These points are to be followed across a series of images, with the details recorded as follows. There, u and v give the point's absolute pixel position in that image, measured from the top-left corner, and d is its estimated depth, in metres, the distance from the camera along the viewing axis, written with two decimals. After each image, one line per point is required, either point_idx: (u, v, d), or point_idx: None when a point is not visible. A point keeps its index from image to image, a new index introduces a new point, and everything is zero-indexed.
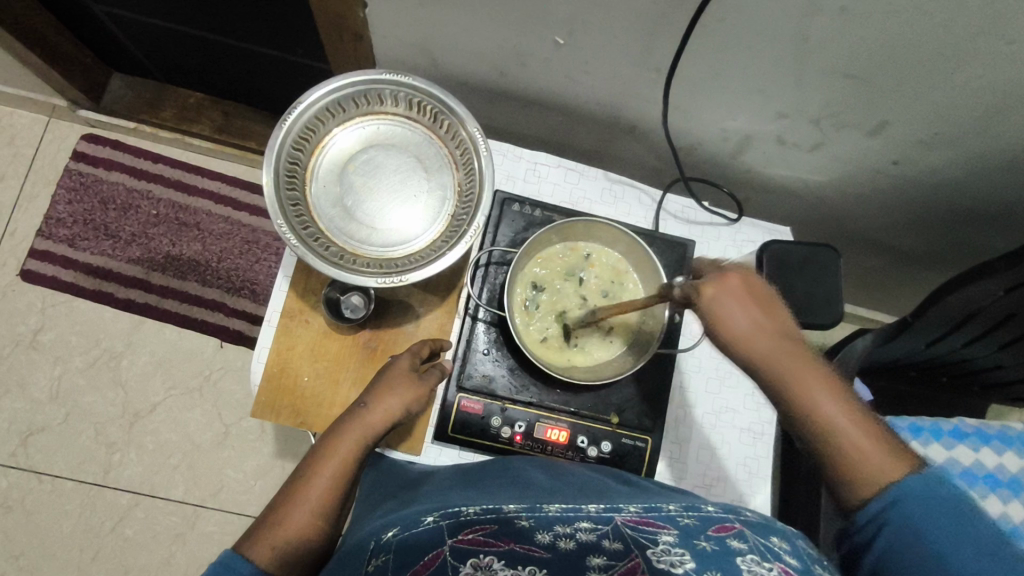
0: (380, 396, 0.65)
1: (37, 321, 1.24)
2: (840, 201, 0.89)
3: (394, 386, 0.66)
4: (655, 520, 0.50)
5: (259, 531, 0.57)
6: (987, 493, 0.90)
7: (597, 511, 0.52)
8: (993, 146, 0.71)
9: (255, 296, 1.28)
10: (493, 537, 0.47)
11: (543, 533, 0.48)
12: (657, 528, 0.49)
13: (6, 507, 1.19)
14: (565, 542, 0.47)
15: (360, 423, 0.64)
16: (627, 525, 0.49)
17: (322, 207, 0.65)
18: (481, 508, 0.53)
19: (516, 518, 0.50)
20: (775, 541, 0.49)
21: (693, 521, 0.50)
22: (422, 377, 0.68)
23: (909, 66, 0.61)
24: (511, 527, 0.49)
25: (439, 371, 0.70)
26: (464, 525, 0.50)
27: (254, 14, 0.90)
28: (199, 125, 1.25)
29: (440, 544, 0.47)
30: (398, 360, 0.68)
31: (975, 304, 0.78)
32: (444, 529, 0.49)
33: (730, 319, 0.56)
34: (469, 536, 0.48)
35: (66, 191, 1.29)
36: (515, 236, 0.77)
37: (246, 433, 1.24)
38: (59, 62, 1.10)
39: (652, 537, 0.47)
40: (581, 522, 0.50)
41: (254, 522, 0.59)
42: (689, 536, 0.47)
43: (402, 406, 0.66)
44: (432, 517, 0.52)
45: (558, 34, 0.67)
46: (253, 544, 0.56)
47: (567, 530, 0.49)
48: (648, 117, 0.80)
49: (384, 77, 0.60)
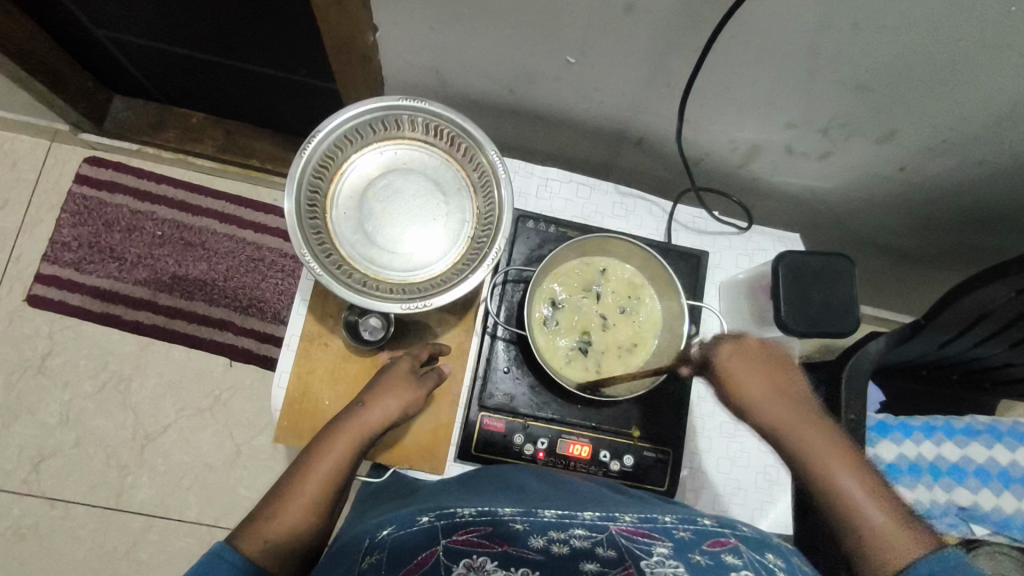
0: (377, 397, 0.66)
1: (45, 345, 1.24)
2: (848, 207, 0.90)
3: (392, 388, 0.67)
4: (649, 531, 0.50)
5: (252, 524, 0.57)
6: (1001, 489, 0.92)
7: (593, 518, 0.52)
8: (1001, 152, 0.71)
9: (263, 314, 1.28)
10: (488, 539, 0.48)
11: (537, 538, 0.49)
12: (651, 540, 0.49)
13: (18, 535, 1.18)
14: (559, 546, 0.48)
15: (356, 422, 0.64)
16: (622, 535, 0.50)
17: (343, 234, 0.66)
18: (477, 509, 0.53)
19: (511, 520, 0.51)
20: (770, 558, 0.48)
21: (688, 535, 0.50)
22: (421, 379, 0.69)
23: (918, 77, 0.62)
24: (506, 529, 0.50)
25: (439, 373, 0.70)
26: (460, 526, 0.50)
27: (258, 36, 0.90)
28: (202, 145, 1.25)
29: (434, 544, 0.48)
30: (397, 363, 0.69)
31: (987, 305, 0.79)
32: (439, 530, 0.50)
33: (749, 383, 0.66)
34: (464, 537, 0.49)
35: (70, 215, 1.28)
36: (530, 252, 0.77)
37: (258, 452, 1.24)
38: (60, 86, 1.10)
39: (646, 548, 0.47)
40: (575, 530, 0.50)
41: (249, 514, 0.59)
42: (683, 549, 0.47)
43: (399, 407, 0.66)
44: (427, 517, 0.52)
45: (570, 53, 0.68)
46: (245, 536, 0.56)
47: (561, 535, 0.49)
48: (658, 131, 0.80)
49: (402, 103, 0.61)
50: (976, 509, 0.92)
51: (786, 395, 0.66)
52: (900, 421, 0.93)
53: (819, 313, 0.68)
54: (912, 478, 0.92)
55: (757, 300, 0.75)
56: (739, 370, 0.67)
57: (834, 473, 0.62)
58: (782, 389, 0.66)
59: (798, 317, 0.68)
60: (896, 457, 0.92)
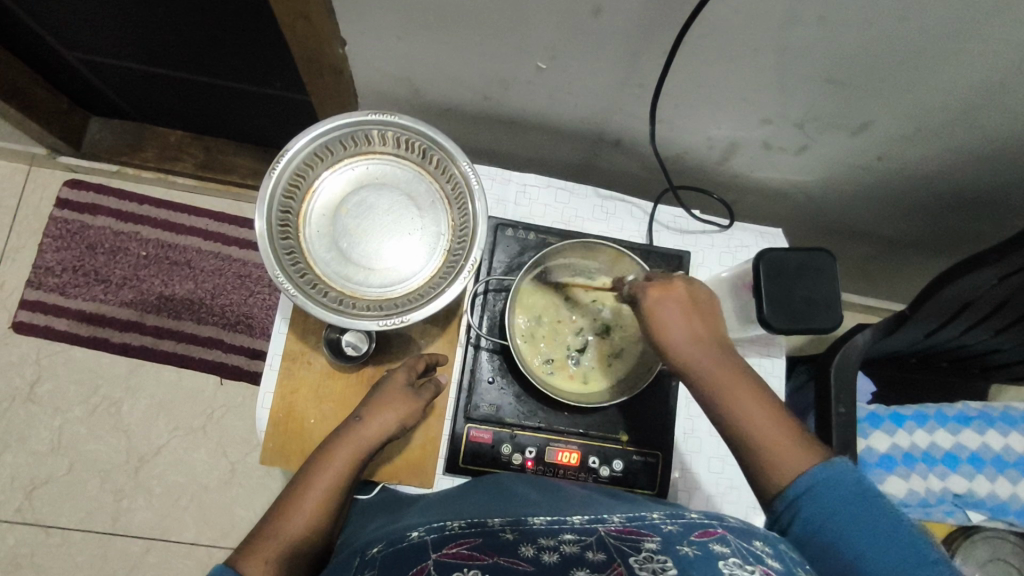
0: (375, 411, 0.66)
1: (34, 371, 1.23)
2: (829, 199, 0.90)
3: (390, 403, 0.66)
4: (639, 529, 0.49)
5: (252, 544, 0.57)
6: (995, 475, 0.92)
7: (581, 522, 0.51)
8: (976, 137, 0.71)
9: (252, 330, 1.27)
10: (478, 550, 0.47)
11: (527, 546, 0.47)
12: (640, 536, 0.48)
13: (15, 564, 1.17)
14: (549, 554, 0.46)
15: (355, 438, 0.64)
16: (611, 535, 0.48)
17: (318, 253, 0.65)
18: (466, 521, 0.52)
19: (501, 530, 0.50)
20: (757, 545, 0.47)
21: (676, 528, 0.49)
22: (418, 392, 0.69)
23: (886, 69, 0.62)
24: (495, 539, 0.49)
25: (435, 384, 0.70)
26: (449, 539, 0.50)
27: (229, 50, 0.89)
28: (182, 163, 1.24)
29: (424, 559, 0.47)
30: (394, 375, 0.69)
31: (972, 293, 0.79)
32: (429, 544, 0.49)
33: (672, 326, 0.58)
34: (454, 550, 0.47)
35: (52, 238, 1.27)
36: (511, 261, 0.77)
37: (253, 469, 1.23)
38: (35, 111, 1.09)
39: (635, 545, 0.46)
40: (565, 535, 0.49)
41: (248, 535, 0.59)
42: (671, 543, 0.46)
43: (396, 421, 0.66)
44: (417, 532, 0.52)
45: (540, 59, 0.67)
46: (243, 558, 0.55)
47: (550, 542, 0.48)
48: (634, 132, 0.80)
49: (370, 118, 0.60)
50: (971, 496, 0.92)
51: (705, 336, 0.58)
52: (892, 412, 0.93)
53: (801, 312, 0.68)
54: (906, 468, 0.91)
55: (739, 297, 0.75)
56: (660, 315, 0.58)
57: (747, 417, 0.55)
58: (695, 331, 0.58)
59: (780, 315, 0.68)
60: (890, 448, 0.91)
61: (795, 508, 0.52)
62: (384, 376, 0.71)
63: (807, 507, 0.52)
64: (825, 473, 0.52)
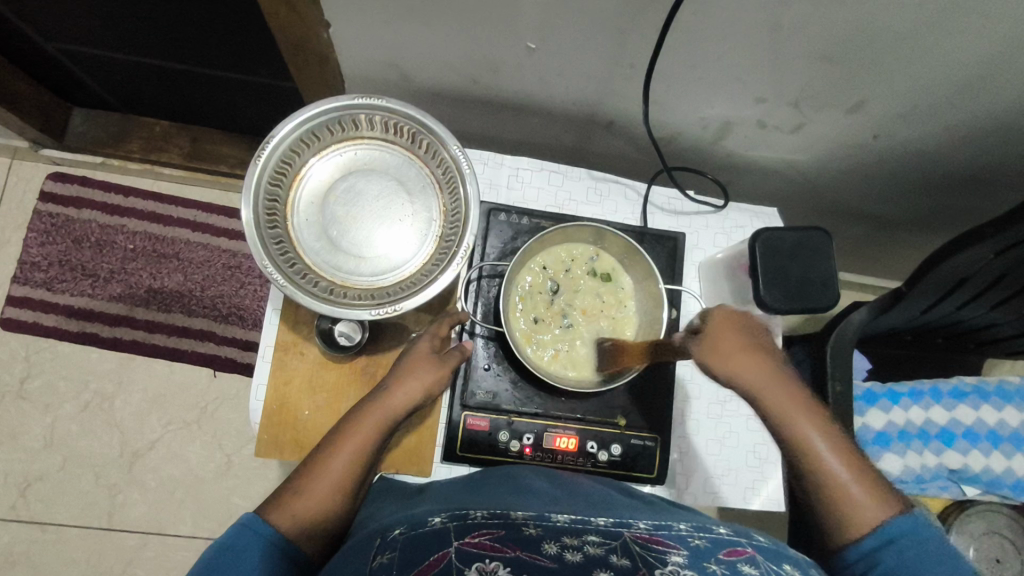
0: (402, 379, 0.66)
1: (22, 369, 1.21)
2: (823, 177, 0.89)
3: (415, 370, 0.67)
4: (665, 539, 0.48)
5: (283, 498, 0.59)
6: (991, 450, 0.93)
7: (606, 525, 0.50)
8: (971, 113, 0.71)
9: (244, 321, 1.25)
10: (501, 542, 0.46)
11: (550, 543, 0.46)
12: (666, 548, 0.47)
13: (10, 561, 1.17)
14: (572, 553, 0.45)
15: (384, 406, 0.65)
16: (636, 542, 0.47)
17: (307, 241, 0.64)
18: (489, 512, 0.51)
19: (525, 524, 0.49)
20: (787, 570, 0.46)
21: (704, 543, 0.48)
22: (443, 357, 0.68)
23: (881, 45, 0.61)
24: (518, 534, 0.48)
25: (460, 352, 0.69)
26: (472, 528, 0.48)
27: (211, 37, 0.87)
28: (168, 153, 1.22)
29: (446, 545, 0.45)
30: (417, 345, 0.69)
31: (968, 269, 0.78)
32: (452, 530, 0.48)
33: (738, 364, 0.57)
34: (476, 540, 0.46)
35: (38, 234, 1.25)
36: (504, 246, 0.76)
37: (248, 461, 1.22)
38: (16, 104, 1.06)
39: (660, 557, 0.45)
40: (589, 536, 0.48)
41: (278, 489, 0.60)
42: (698, 558, 0.45)
43: (423, 389, 0.66)
44: (438, 518, 0.51)
45: (530, 39, 0.66)
46: (275, 510, 0.57)
47: (574, 541, 0.47)
48: (627, 113, 0.79)
49: (356, 102, 0.59)
50: (966, 470, 0.92)
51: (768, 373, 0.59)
52: (887, 388, 0.93)
53: (798, 290, 0.68)
54: (902, 444, 0.92)
55: (735, 280, 0.75)
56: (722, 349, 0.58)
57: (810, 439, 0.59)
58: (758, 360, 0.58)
59: (775, 293, 0.68)
60: (886, 424, 0.92)
61: (876, 558, 0.54)
62: (410, 342, 0.71)
63: (888, 559, 0.54)
64: (903, 526, 0.55)
